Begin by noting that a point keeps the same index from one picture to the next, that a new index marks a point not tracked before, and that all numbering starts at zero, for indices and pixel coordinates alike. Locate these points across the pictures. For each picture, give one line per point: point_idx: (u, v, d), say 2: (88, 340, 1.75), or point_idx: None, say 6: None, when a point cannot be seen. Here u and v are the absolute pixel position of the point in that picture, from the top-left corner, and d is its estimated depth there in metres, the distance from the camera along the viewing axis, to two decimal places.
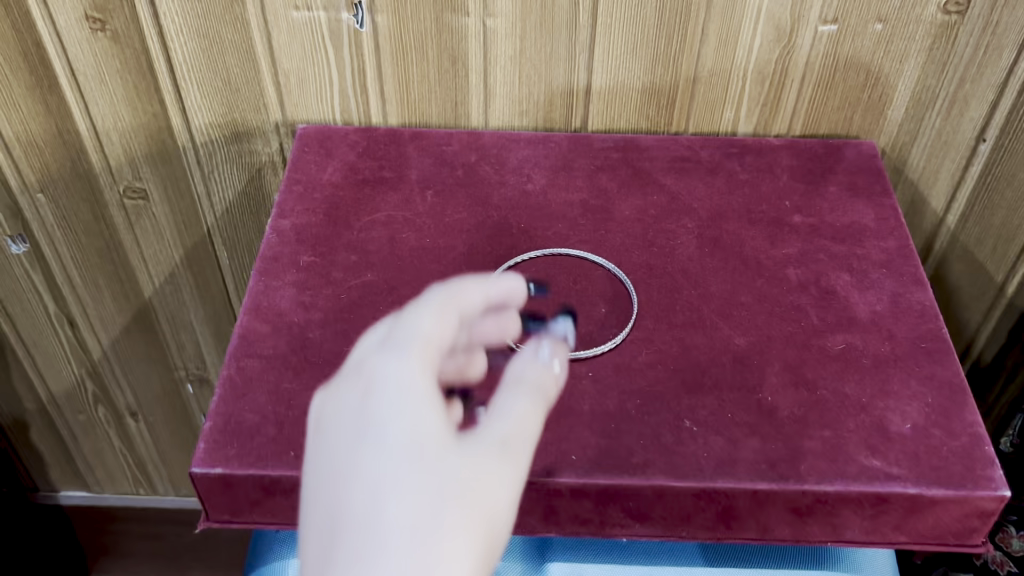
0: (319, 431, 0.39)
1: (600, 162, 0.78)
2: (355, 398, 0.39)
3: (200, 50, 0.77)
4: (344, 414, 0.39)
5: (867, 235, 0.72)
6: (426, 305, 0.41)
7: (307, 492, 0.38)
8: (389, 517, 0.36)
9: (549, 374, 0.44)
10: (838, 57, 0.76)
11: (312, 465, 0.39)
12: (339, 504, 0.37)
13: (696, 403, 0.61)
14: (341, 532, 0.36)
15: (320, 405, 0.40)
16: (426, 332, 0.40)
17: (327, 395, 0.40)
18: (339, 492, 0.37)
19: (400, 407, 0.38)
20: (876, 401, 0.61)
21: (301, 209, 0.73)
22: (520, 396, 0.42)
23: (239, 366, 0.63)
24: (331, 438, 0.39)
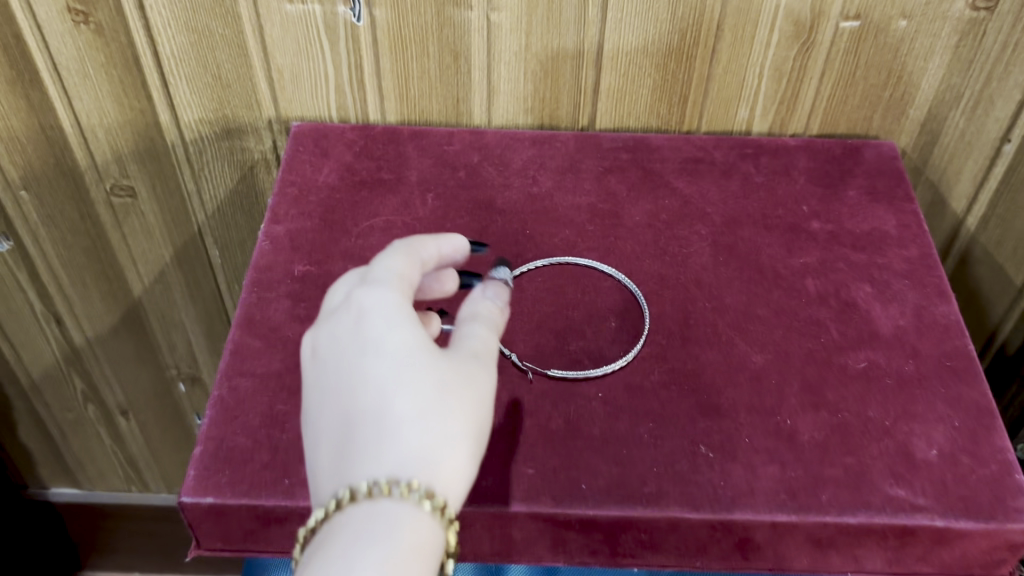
0: (323, 355, 0.48)
1: (608, 163, 0.74)
2: (349, 322, 0.48)
3: (189, 43, 0.73)
4: (341, 337, 0.48)
5: (889, 243, 0.69)
6: (391, 248, 0.51)
7: (321, 404, 0.48)
8: (394, 411, 0.45)
9: (497, 309, 0.53)
10: (859, 54, 0.72)
11: (321, 381, 0.48)
12: (353, 409, 0.46)
13: (712, 426, 0.58)
14: (355, 426, 0.45)
15: (320, 338, 0.49)
16: (398, 269, 0.50)
17: (324, 330, 0.49)
18: (350, 397, 0.46)
19: (389, 324, 0.47)
20: (900, 425, 0.58)
21: (295, 214, 0.70)
22: (479, 321, 0.51)
23: (231, 386, 0.60)
24: (334, 357, 0.48)
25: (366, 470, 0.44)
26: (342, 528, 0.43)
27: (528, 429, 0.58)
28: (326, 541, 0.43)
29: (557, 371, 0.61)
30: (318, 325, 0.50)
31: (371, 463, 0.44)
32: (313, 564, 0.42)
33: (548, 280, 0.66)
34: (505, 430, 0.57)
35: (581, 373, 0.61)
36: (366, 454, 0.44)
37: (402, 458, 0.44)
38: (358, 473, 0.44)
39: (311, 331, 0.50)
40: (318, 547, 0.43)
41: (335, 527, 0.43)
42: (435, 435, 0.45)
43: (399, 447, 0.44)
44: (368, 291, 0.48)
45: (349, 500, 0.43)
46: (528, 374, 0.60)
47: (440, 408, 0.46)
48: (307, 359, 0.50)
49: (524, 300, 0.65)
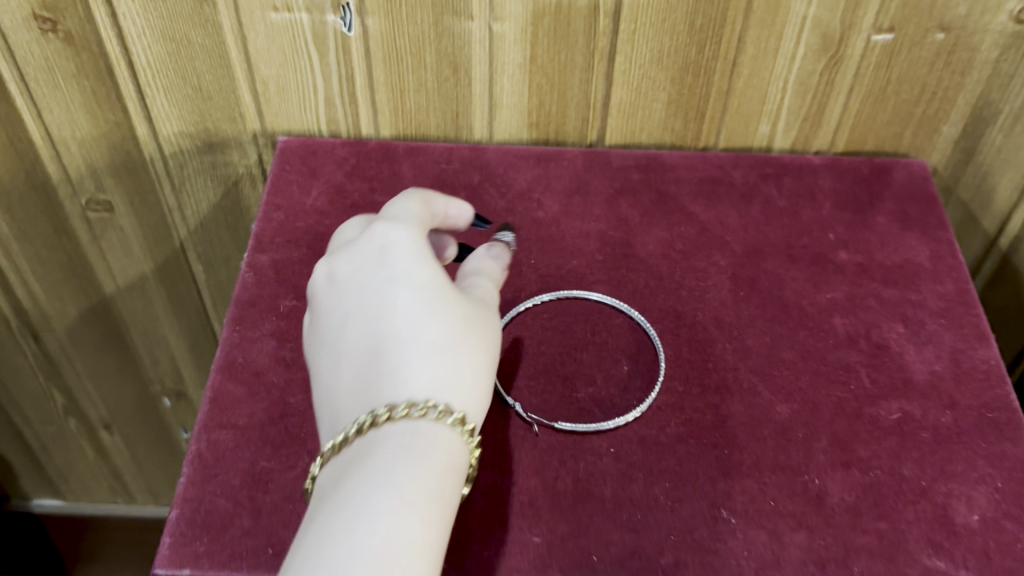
0: (344, 285, 0.49)
1: (620, 184, 0.70)
2: (375, 256, 0.49)
3: (166, 53, 0.67)
4: (365, 270, 0.49)
5: (922, 277, 0.64)
6: (404, 195, 0.53)
7: (341, 330, 0.48)
8: (425, 338, 0.46)
9: (499, 270, 0.54)
10: (891, 68, 0.67)
11: (341, 309, 0.49)
12: (382, 333, 0.46)
13: (733, 487, 0.53)
14: (386, 350, 0.46)
15: (341, 270, 0.50)
16: (415, 214, 0.52)
17: (345, 262, 0.50)
18: (379, 323, 0.47)
19: (416, 261, 0.49)
20: (937, 485, 0.54)
21: (281, 242, 0.65)
22: (483, 275, 0.52)
23: (209, 440, 0.55)
24: (358, 287, 0.49)
25: (402, 390, 0.44)
26: (379, 445, 0.43)
27: (534, 489, 0.53)
28: (359, 457, 0.43)
29: (565, 423, 0.56)
30: (336, 257, 0.51)
31: (406, 383, 0.45)
32: (352, 477, 0.42)
33: (552, 318, 0.61)
34: (509, 490, 0.53)
35: (592, 425, 0.56)
36: (400, 375, 0.45)
37: (435, 381, 0.45)
38: (390, 392, 0.44)
39: (327, 263, 0.51)
40: (350, 464, 0.43)
41: (369, 444, 0.43)
42: (464, 366, 0.46)
43: (434, 371, 0.45)
44: (394, 231, 0.50)
45: (386, 417, 0.43)
46: (533, 427, 0.56)
47: (467, 341, 0.47)
48: (320, 291, 0.51)
49: (527, 341, 0.60)
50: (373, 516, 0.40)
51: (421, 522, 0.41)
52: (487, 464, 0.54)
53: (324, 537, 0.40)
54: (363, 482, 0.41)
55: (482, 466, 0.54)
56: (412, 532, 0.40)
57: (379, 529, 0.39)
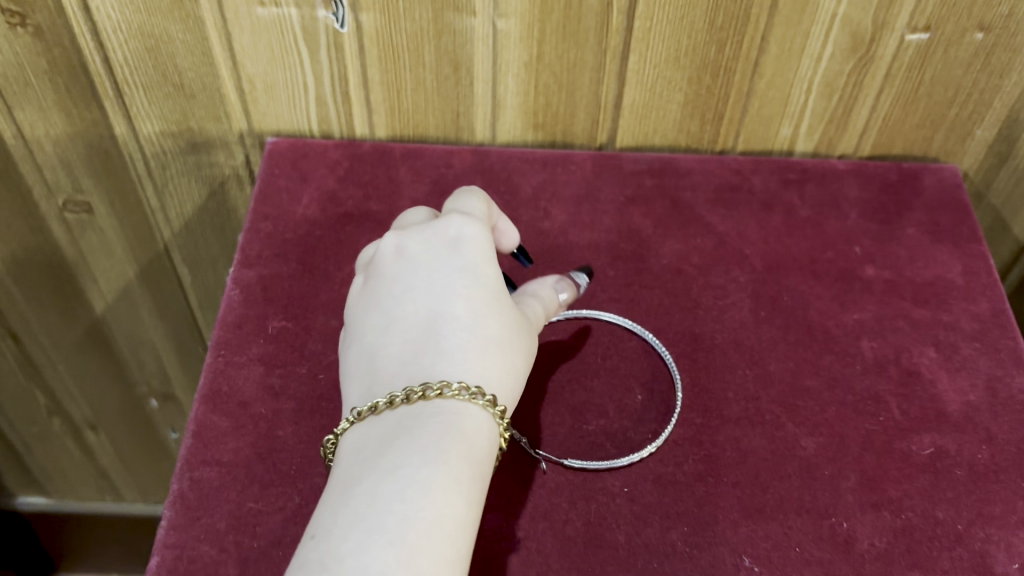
0: (408, 259, 0.48)
1: (631, 191, 0.65)
2: (444, 242, 0.48)
3: (144, 48, 0.62)
4: (432, 250, 0.48)
5: (954, 296, 0.60)
6: (474, 193, 0.52)
7: (397, 300, 0.46)
8: (483, 330, 0.44)
9: (556, 301, 0.51)
10: (924, 70, 0.62)
11: (400, 281, 0.47)
12: (441, 313, 0.45)
13: (756, 531, 0.50)
14: (442, 330, 0.44)
15: (405, 245, 0.48)
16: (484, 217, 0.50)
17: (412, 239, 0.48)
18: (439, 303, 0.45)
19: (485, 258, 0.47)
20: (974, 529, 0.50)
21: (269, 255, 0.61)
22: (536, 294, 0.50)
23: (192, 479, 0.51)
24: (423, 265, 0.47)
25: (454, 371, 0.43)
26: (427, 418, 0.41)
27: (542, 534, 0.49)
28: (406, 424, 0.41)
29: (575, 460, 0.52)
30: (404, 232, 0.49)
31: (459, 366, 0.43)
32: (399, 444, 0.40)
33: (563, 341, 0.57)
34: (515, 535, 0.49)
35: (604, 462, 0.52)
36: (455, 356, 0.43)
37: (487, 374, 0.43)
38: (442, 369, 0.43)
39: (390, 236, 0.49)
40: (395, 429, 0.41)
41: (417, 414, 0.41)
42: (513, 367, 0.45)
43: (487, 363, 0.44)
44: (468, 224, 0.48)
45: (438, 392, 0.42)
46: (541, 464, 0.52)
47: (518, 345, 0.46)
48: (378, 260, 0.49)
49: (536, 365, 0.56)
50: (423, 486, 0.38)
51: (464, 505, 0.39)
52: (491, 505, 0.50)
53: (371, 501, 0.38)
54: (413, 452, 0.40)
55: (486, 508, 0.50)
56: (454, 512, 0.39)
57: (426, 501, 0.38)
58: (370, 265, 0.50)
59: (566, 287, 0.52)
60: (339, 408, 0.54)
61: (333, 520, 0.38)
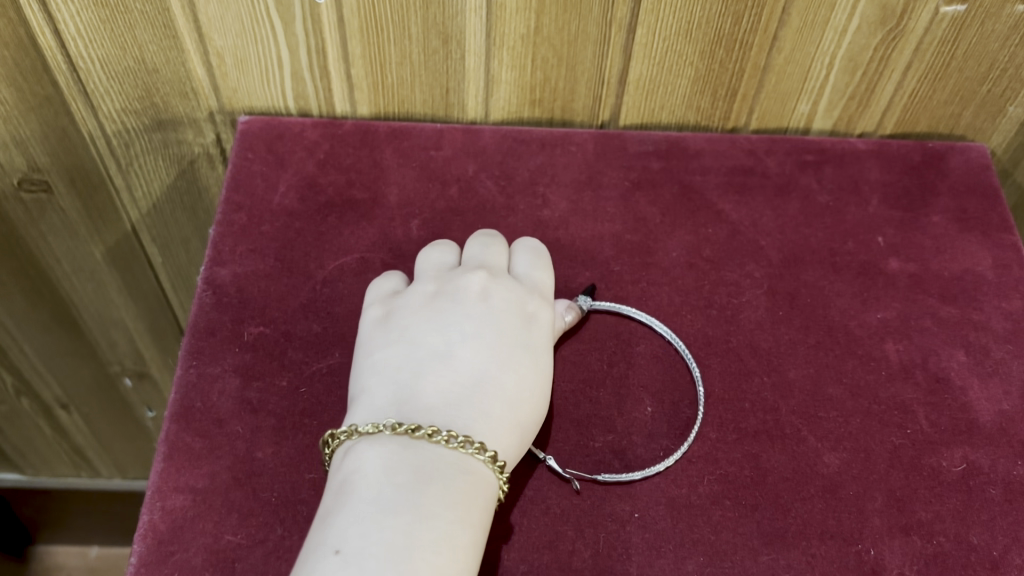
0: (485, 303, 0.47)
1: (636, 175, 0.60)
2: (522, 313, 0.48)
3: (100, 19, 0.56)
4: (511, 313, 0.47)
5: (984, 292, 0.56)
6: (550, 268, 0.52)
7: (462, 334, 0.45)
8: (525, 417, 0.44)
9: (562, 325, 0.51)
10: (957, 44, 0.57)
11: (472, 319, 0.46)
12: (503, 378, 0.44)
13: (778, 561, 0.46)
14: (493, 392, 0.43)
15: (495, 293, 0.48)
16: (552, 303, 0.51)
17: (500, 290, 0.48)
18: (497, 363, 0.45)
19: (545, 347, 0.47)
20: (1011, 556, 0.46)
21: (244, 251, 0.56)
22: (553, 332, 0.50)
23: (165, 509, 0.46)
24: (497, 318, 0.47)
25: (490, 440, 0.42)
26: (460, 472, 0.40)
27: (547, 567, 0.45)
28: (442, 467, 0.39)
29: (608, 475, 0.48)
30: (493, 279, 0.49)
31: (494, 437, 0.42)
32: (436, 489, 0.38)
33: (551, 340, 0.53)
34: (517, 568, 0.45)
35: (634, 472, 0.48)
36: (493, 422, 0.42)
37: (511, 462, 0.43)
38: (478, 429, 0.42)
39: (479, 273, 0.49)
40: (431, 466, 0.39)
41: (453, 463, 0.40)
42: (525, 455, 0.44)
43: (512, 447, 0.43)
44: (545, 310, 0.49)
45: (474, 452, 0.40)
46: (573, 485, 0.48)
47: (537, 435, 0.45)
48: (458, 284, 0.48)
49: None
50: (452, 546, 0.37)
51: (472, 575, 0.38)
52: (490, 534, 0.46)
53: (407, 540, 0.36)
54: (448, 504, 0.38)
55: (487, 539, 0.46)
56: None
57: (452, 563, 0.36)
58: (444, 280, 0.49)
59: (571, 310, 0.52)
60: (324, 425, 0.49)
61: (365, 548, 0.35)
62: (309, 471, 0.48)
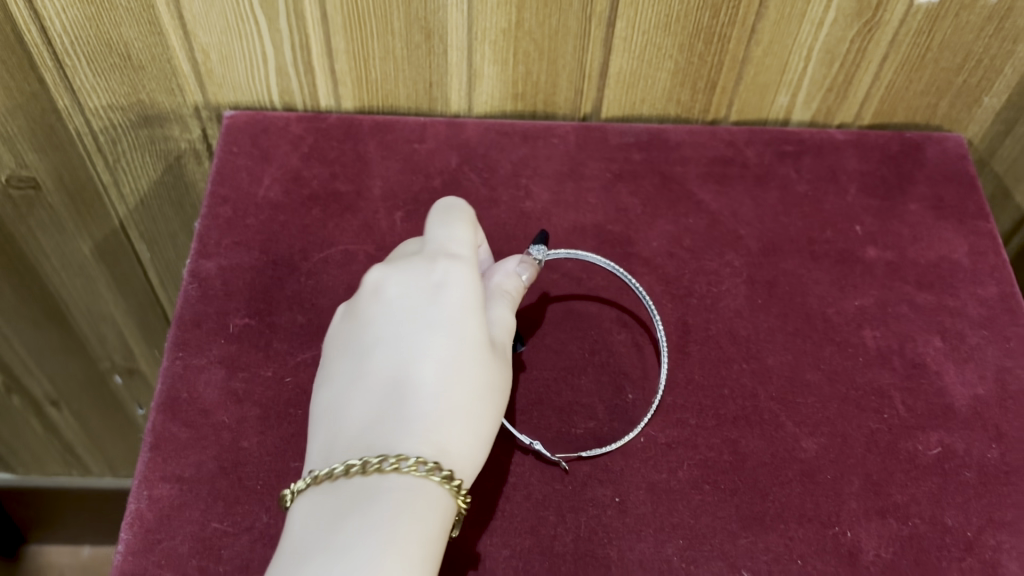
0: (387, 304, 0.45)
1: (618, 166, 0.61)
2: (426, 290, 0.45)
3: (86, 17, 0.57)
4: (414, 296, 0.45)
5: (960, 279, 0.57)
6: (466, 225, 0.49)
7: (368, 349, 0.44)
8: (447, 396, 0.41)
9: (520, 284, 0.49)
10: (933, 35, 0.58)
11: (377, 327, 0.44)
12: (409, 372, 0.42)
13: (757, 544, 0.47)
14: (407, 393, 0.41)
15: (391, 286, 0.46)
16: (471, 255, 0.48)
17: (395, 280, 0.46)
18: (407, 359, 0.42)
19: (463, 310, 0.44)
20: (984, 537, 0.47)
21: (229, 243, 0.56)
22: (503, 292, 0.48)
23: (152, 498, 0.47)
24: (398, 314, 0.44)
25: (415, 440, 0.40)
26: (381, 492, 0.38)
27: (529, 552, 0.46)
28: (359, 496, 0.38)
29: (590, 450, 0.49)
30: (391, 271, 0.47)
31: (420, 435, 0.40)
32: (351, 521, 0.37)
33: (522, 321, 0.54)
34: (500, 554, 0.46)
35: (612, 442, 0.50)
36: (412, 424, 0.40)
37: (448, 446, 0.40)
38: (398, 439, 0.40)
39: (377, 272, 0.47)
40: (348, 501, 0.38)
41: (373, 486, 0.38)
42: (474, 434, 0.42)
43: (448, 435, 0.40)
44: (453, 268, 0.46)
45: (392, 466, 0.38)
46: (561, 464, 0.49)
47: (484, 407, 0.42)
48: (361, 297, 0.47)
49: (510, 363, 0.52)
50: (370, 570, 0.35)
51: None
52: (473, 520, 0.47)
53: None
54: (369, 528, 0.36)
55: (469, 523, 0.46)
56: None
57: None
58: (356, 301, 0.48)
59: (529, 267, 0.50)
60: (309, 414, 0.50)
61: None
62: (293, 459, 0.49)
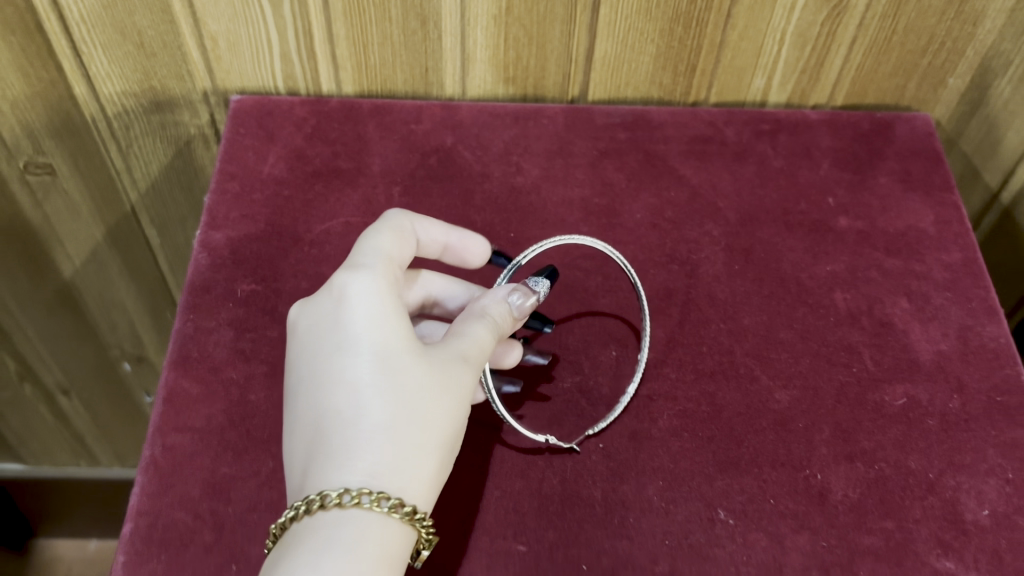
0: (304, 338, 0.45)
1: (604, 145, 0.65)
2: (332, 311, 0.45)
3: (102, 6, 0.60)
4: (326, 322, 0.45)
5: (926, 245, 0.60)
6: (388, 232, 0.48)
7: (298, 388, 0.44)
8: (368, 416, 0.41)
9: (510, 314, 0.48)
10: (898, 18, 0.61)
11: (301, 363, 0.45)
12: (328, 403, 0.42)
13: (732, 486, 0.50)
14: (329, 426, 0.41)
15: (307, 318, 0.46)
16: (387, 261, 0.47)
17: (309, 310, 0.46)
18: (326, 392, 0.42)
19: (372, 323, 0.43)
20: (946, 478, 0.51)
21: (236, 216, 0.60)
22: (477, 310, 0.47)
23: (165, 446, 0.50)
24: (313, 346, 0.44)
25: (340, 471, 0.40)
26: (312, 532, 0.38)
27: (518, 493, 0.49)
28: (295, 539, 0.39)
29: (596, 426, 0.52)
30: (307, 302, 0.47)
31: (345, 464, 0.40)
32: (282, 564, 0.38)
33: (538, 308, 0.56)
34: (490, 494, 0.49)
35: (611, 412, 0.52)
36: (336, 455, 0.40)
37: (376, 466, 0.40)
38: (324, 474, 0.40)
39: (298, 306, 0.47)
40: (286, 547, 0.39)
41: (308, 527, 0.39)
42: (410, 445, 0.41)
43: (377, 454, 0.40)
44: (357, 278, 0.45)
45: (319, 503, 0.39)
46: (574, 446, 0.51)
47: (416, 413, 0.42)
48: (290, 335, 0.47)
49: (525, 340, 0.55)
50: None
51: None
52: (467, 465, 0.50)
53: None
54: (300, 565, 0.37)
55: (463, 467, 0.50)
56: None
57: None
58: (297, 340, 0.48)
59: (523, 296, 0.49)
60: None
61: None
62: None
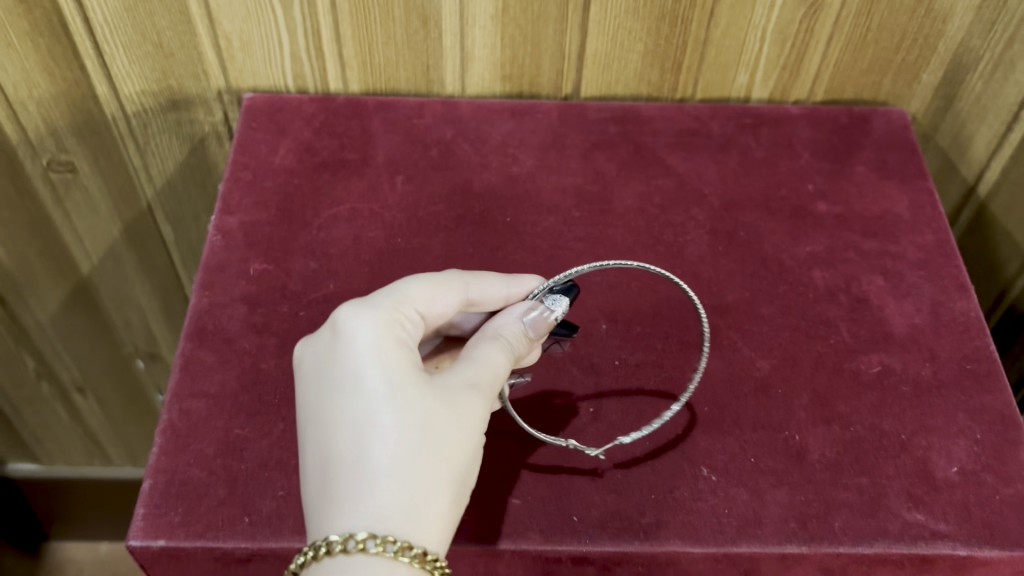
0: (310, 379, 0.48)
1: (596, 137, 0.68)
2: (337, 356, 0.47)
3: (124, 8, 0.64)
4: (330, 366, 0.47)
5: (901, 228, 0.64)
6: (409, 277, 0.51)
7: (306, 429, 0.46)
8: (373, 461, 0.43)
9: (525, 332, 0.51)
10: (872, 15, 0.65)
11: (308, 404, 0.47)
12: (336, 447, 0.44)
13: (714, 445, 0.53)
14: (336, 470, 0.44)
15: (313, 361, 0.48)
16: (396, 302, 0.49)
17: (315, 353, 0.48)
18: (332, 436, 0.45)
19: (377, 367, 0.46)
20: (917, 439, 0.54)
21: (249, 203, 0.63)
22: (495, 335, 0.50)
23: (182, 410, 0.54)
24: (319, 389, 0.47)
25: (347, 516, 0.42)
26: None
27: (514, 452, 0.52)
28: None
29: (628, 437, 0.53)
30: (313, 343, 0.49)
31: (352, 509, 0.42)
32: None
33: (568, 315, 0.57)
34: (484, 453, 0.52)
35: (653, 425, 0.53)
36: (343, 500, 0.43)
37: (382, 510, 0.42)
38: (332, 518, 0.42)
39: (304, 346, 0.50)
40: None
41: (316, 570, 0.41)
42: (415, 486, 0.43)
43: (381, 499, 0.43)
44: (361, 323, 0.47)
45: (326, 548, 0.41)
46: (593, 450, 0.52)
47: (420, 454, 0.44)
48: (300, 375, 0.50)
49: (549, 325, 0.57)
50: None
51: None
52: None
53: None
54: None
55: None
56: None
57: None
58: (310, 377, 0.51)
59: (536, 315, 0.51)
60: None
61: None
62: None
